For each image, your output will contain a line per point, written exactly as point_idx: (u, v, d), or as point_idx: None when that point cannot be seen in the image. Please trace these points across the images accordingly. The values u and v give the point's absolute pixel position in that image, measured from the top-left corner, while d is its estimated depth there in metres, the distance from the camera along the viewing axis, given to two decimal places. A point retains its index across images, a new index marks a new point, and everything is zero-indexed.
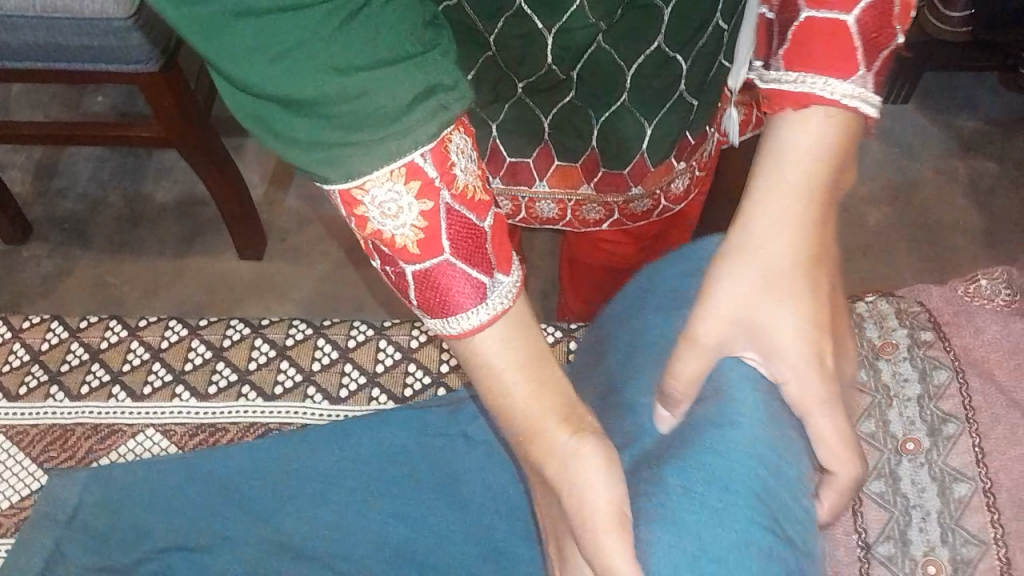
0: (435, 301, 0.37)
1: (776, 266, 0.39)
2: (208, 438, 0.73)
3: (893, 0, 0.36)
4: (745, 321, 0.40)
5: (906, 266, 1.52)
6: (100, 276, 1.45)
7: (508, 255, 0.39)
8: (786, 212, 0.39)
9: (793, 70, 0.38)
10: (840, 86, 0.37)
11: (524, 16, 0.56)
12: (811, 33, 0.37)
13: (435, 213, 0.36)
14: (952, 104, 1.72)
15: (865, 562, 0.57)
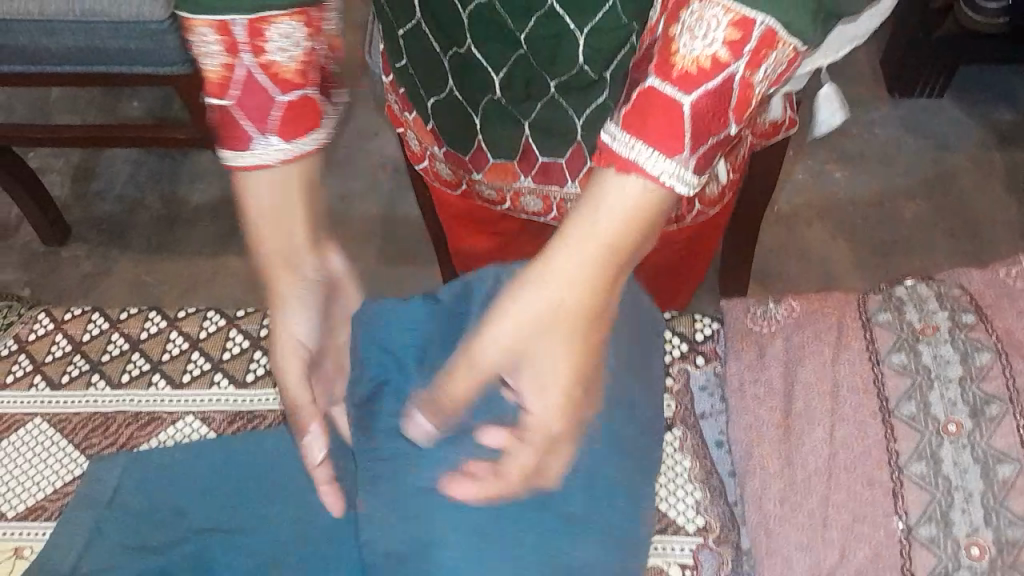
0: (230, 136, 0.46)
1: (533, 305, 0.35)
2: (247, 424, 0.73)
3: (732, 91, 0.34)
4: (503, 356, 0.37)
5: (944, 260, 1.50)
6: (138, 276, 1.50)
7: (300, 130, 0.46)
8: (571, 258, 0.34)
9: (628, 132, 0.35)
10: (662, 162, 0.34)
11: (556, 16, 0.57)
12: (653, 103, 0.34)
13: (235, 68, 0.44)
14: (988, 94, 1.70)
15: (905, 544, 0.56)
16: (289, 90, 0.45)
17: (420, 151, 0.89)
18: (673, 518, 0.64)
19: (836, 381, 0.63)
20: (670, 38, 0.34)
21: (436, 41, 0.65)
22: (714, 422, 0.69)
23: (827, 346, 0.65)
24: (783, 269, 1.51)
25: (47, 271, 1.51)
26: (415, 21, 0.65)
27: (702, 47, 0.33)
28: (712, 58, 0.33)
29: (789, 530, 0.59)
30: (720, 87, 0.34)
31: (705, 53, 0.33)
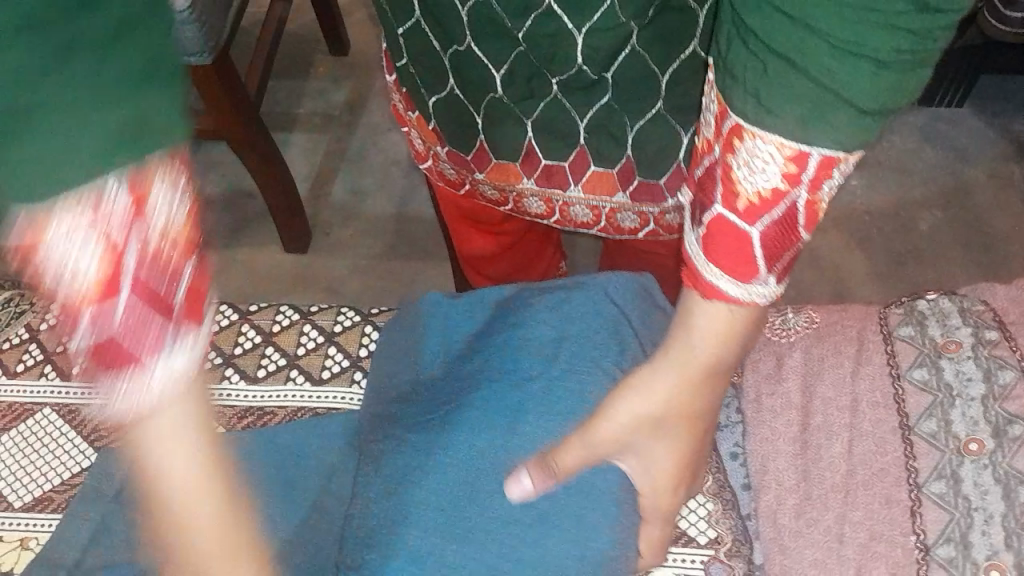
0: (105, 368, 0.33)
1: (647, 412, 0.47)
2: (256, 420, 0.74)
3: (796, 219, 0.39)
4: (621, 444, 0.50)
5: (963, 272, 1.48)
6: None
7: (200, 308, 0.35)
8: (669, 383, 0.46)
9: (709, 260, 0.41)
10: (743, 288, 0.41)
11: (553, 15, 0.56)
12: (720, 230, 0.40)
13: (104, 307, 0.31)
14: (1008, 106, 1.68)
15: (923, 564, 0.55)
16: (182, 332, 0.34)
17: (425, 152, 0.89)
18: (684, 529, 0.62)
19: (856, 396, 0.63)
20: (729, 171, 0.38)
21: (433, 36, 0.64)
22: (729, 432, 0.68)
23: (845, 360, 0.65)
24: (797, 278, 1.50)
25: None
26: (414, 17, 0.64)
27: (760, 184, 0.38)
28: (771, 189, 0.38)
29: (803, 546, 0.58)
30: (783, 215, 0.38)
31: (764, 187, 0.38)
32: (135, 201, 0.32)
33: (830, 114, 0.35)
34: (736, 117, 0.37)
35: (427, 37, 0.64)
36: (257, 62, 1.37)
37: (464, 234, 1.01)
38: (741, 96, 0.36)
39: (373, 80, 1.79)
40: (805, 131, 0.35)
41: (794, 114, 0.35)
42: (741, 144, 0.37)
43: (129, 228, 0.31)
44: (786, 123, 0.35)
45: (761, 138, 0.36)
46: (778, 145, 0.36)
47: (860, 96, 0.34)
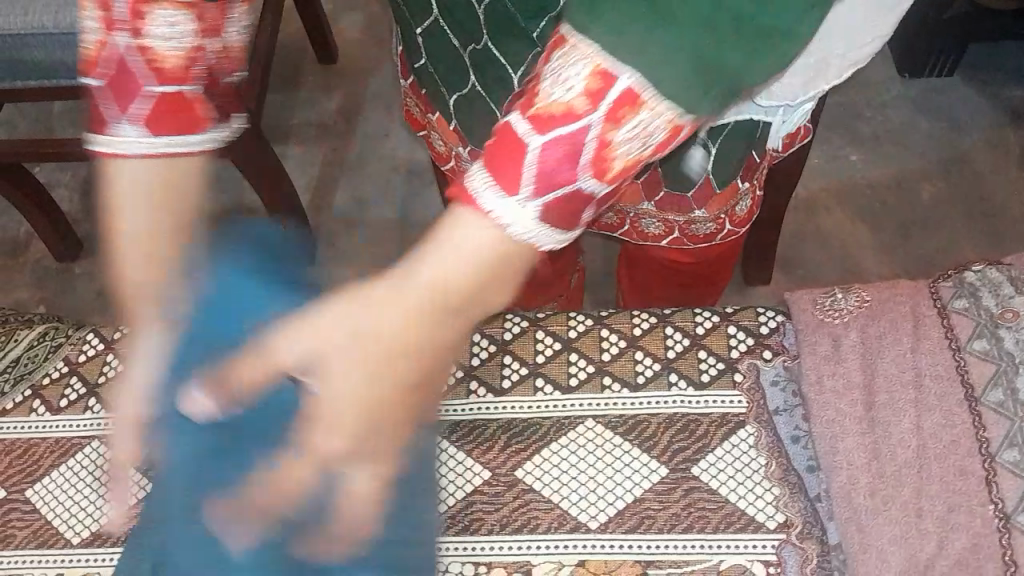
0: (99, 121, 0.44)
1: (365, 332, 0.36)
2: None
3: (586, 132, 0.33)
4: (307, 372, 0.37)
5: (964, 240, 1.51)
6: None
7: (197, 119, 0.43)
8: (392, 304, 0.36)
9: (483, 167, 0.35)
10: (507, 205, 0.34)
11: (562, 18, 0.59)
12: (503, 133, 0.34)
13: (108, 46, 0.41)
14: (998, 73, 1.70)
15: (1005, 531, 0.57)
16: (171, 85, 0.42)
17: (446, 153, 0.89)
18: (752, 516, 0.65)
19: (920, 370, 0.64)
20: (539, 78, 0.34)
21: (457, 33, 0.68)
22: (787, 416, 0.69)
23: (903, 337, 0.66)
24: (803, 255, 1.51)
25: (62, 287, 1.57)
26: (433, 15, 0.68)
27: (566, 90, 0.33)
28: (568, 105, 0.33)
29: (882, 523, 0.58)
30: (570, 135, 0.33)
31: (564, 99, 0.33)
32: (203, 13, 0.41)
33: (655, 44, 0.31)
34: (565, 24, 0.33)
35: (453, 36, 0.69)
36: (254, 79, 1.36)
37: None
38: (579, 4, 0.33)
39: (363, 87, 1.79)
40: (628, 51, 0.31)
41: (614, 24, 0.31)
42: (562, 47, 0.33)
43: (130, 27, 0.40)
44: (604, 35, 0.31)
45: (583, 45, 0.32)
46: (591, 61, 0.32)
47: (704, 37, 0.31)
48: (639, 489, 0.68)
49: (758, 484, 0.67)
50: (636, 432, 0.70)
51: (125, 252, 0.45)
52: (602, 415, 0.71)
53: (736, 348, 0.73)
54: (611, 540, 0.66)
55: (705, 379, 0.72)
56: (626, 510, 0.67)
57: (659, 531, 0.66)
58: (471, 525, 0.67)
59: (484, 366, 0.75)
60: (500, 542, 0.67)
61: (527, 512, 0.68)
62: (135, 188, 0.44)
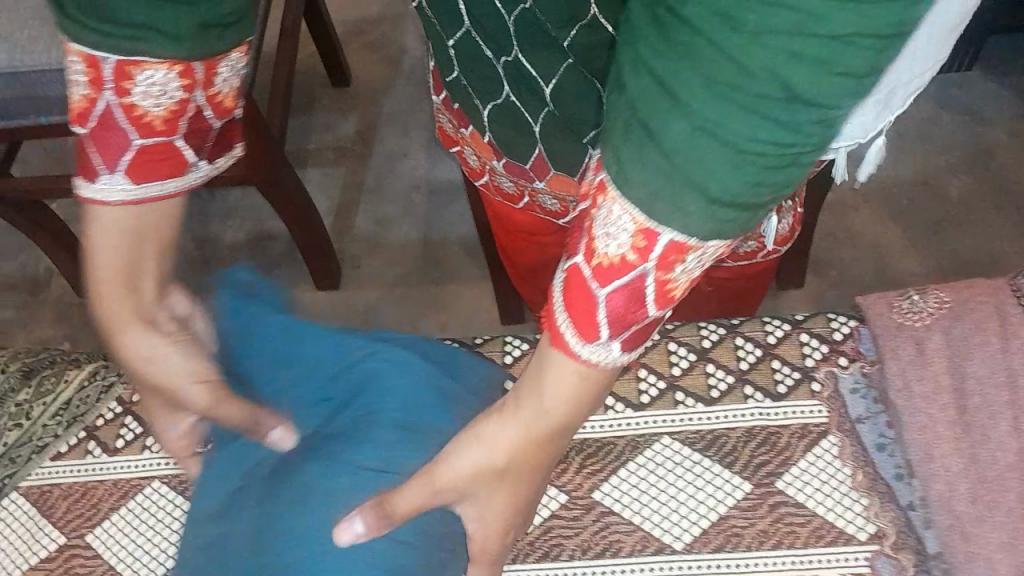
0: (140, 170, 0.50)
1: (490, 461, 0.45)
2: None
3: (643, 287, 0.36)
4: (464, 489, 0.48)
5: (998, 234, 1.49)
6: None
7: (142, 170, 0.50)
8: (514, 430, 0.44)
9: (564, 311, 0.39)
10: (587, 346, 0.39)
11: (598, 27, 0.58)
12: (576, 283, 0.38)
13: (97, 101, 0.48)
14: (1018, 65, 1.69)
15: None
16: (157, 135, 0.49)
17: (480, 168, 0.88)
18: (843, 529, 0.63)
19: (1011, 370, 0.63)
20: (591, 228, 0.36)
21: (488, 48, 0.66)
22: (870, 424, 0.67)
23: (991, 337, 0.65)
24: (834, 256, 1.50)
25: (86, 323, 1.57)
26: (463, 27, 0.66)
27: (616, 245, 0.35)
28: (623, 256, 0.35)
29: (986, 530, 0.59)
30: (632, 283, 0.36)
31: (616, 252, 0.35)
32: (187, 70, 0.47)
33: (684, 198, 0.32)
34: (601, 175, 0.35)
35: (482, 51, 0.67)
36: (277, 106, 1.36)
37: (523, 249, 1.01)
38: (612, 158, 0.34)
39: (379, 108, 1.79)
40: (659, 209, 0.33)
41: (649, 186, 0.33)
42: (604, 202, 0.35)
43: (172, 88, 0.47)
44: (644, 196, 0.33)
45: (623, 205, 0.34)
46: (632, 217, 0.34)
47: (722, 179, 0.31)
48: (724, 506, 0.66)
49: (845, 495, 0.65)
50: (715, 448, 0.68)
51: (102, 295, 0.53)
52: (679, 431, 0.69)
53: (811, 356, 0.71)
54: (699, 560, 0.64)
55: (781, 391, 0.70)
56: (710, 529, 0.65)
57: (748, 548, 0.64)
58: (551, 551, 0.65)
59: None
60: (583, 567, 0.64)
61: (608, 535, 0.65)
62: (104, 230, 0.51)
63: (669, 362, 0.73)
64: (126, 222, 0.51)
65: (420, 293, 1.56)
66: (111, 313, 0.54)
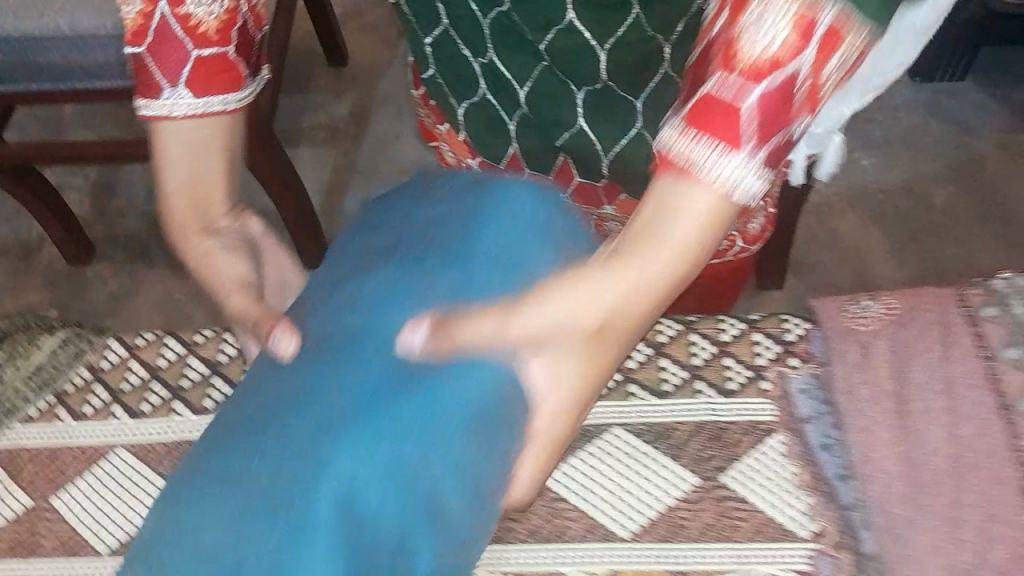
0: (198, 82, 0.53)
1: (602, 302, 0.41)
2: None
3: (793, 87, 0.38)
4: (548, 332, 0.43)
5: (980, 244, 1.50)
6: (168, 292, 1.56)
7: (202, 82, 0.54)
8: (611, 284, 0.41)
9: (688, 130, 0.39)
10: (736, 165, 0.38)
11: (576, 32, 0.61)
12: (708, 108, 0.38)
13: (151, 15, 0.52)
14: (1009, 78, 1.70)
15: None
16: (210, 45, 0.53)
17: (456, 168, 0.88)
18: (785, 525, 0.64)
19: (951, 380, 0.66)
20: (737, 22, 0.38)
21: (464, 47, 0.66)
22: (818, 424, 0.68)
23: (933, 343, 0.69)
24: (816, 260, 1.50)
25: (74, 290, 1.59)
26: (442, 27, 0.66)
27: (773, 41, 0.37)
28: (773, 56, 0.37)
29: (919, 533, 0.60)
30: (781, 84, 0.38)
31: (768, 46, 0.37)
32: None
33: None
34: None
35: (457, 48, 0.67)
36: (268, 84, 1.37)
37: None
38: None
39: (374, 91, 1.80)
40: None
41: None
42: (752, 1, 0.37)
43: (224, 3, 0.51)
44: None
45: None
46: (788, 14, 0.36)
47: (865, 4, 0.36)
48: (669, 495, 0.67)
49: (790, 494, 0.65)
50: (664, 440, 0.70)
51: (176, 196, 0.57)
52: (630, 423, 0.71)
53: (762, 356, 0.73)
54: (643, 550, 0.64)
55: (731, 388, 0.72)
56: (657, 520, 0.66)
57: (690, 539, 0.65)
58: (500, 534, 0.67)
59: None
60: (530, 550, 0.66)
61: (556, 519, 0.67)
62: (175, 134, 0.55)
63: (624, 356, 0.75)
64: (190, 137, 0.55)
65: None
66: (174, 217, 0.57)
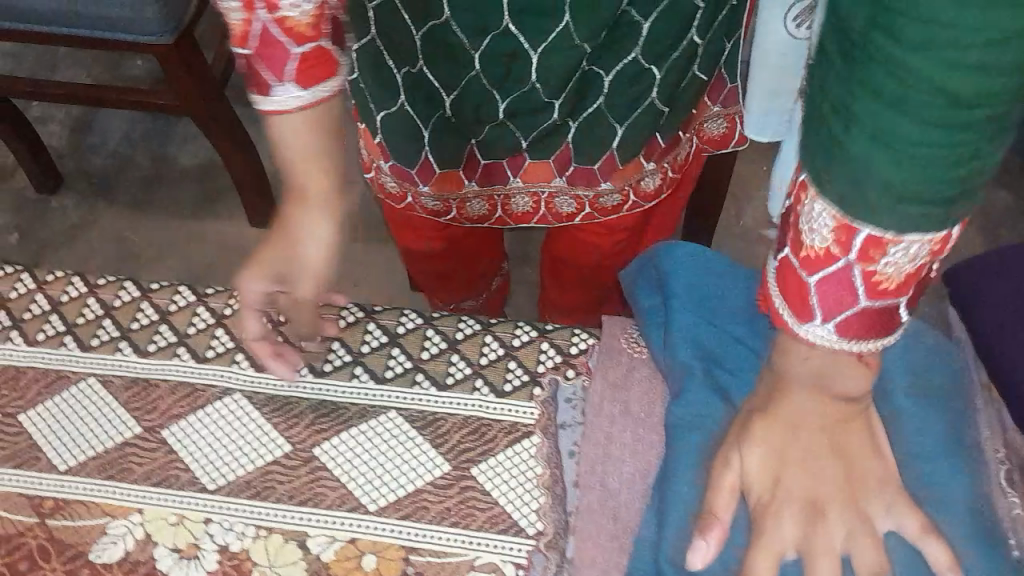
0: (260, 84, 0.62)
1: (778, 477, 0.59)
2: (141, 391, 0.78)
3: (855, 286, 0.48)
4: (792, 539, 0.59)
5: None
6: (121, 231, 1.66)
7: (308, 78, 0.62)
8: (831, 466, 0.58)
9: (802, 322, 0.51)
10: (854, 343, 0.51)
11: (504, 38, 0.84)
12: (787, 280, 0.51)
13: (251, 22, 0.58)
14: None
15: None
16: (307, 42, 0.60)
17: (370, 164, 1.10)
18: (514, 520, 0.71)
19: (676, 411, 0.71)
20: (800, 228, 0.49)
21: (406, 15, 0.84)
22: (570, 431, 0.75)
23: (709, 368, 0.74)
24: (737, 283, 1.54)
25: (37, 217, 1.68)
26: (416, 19, 0.84)
27: (821, 239, 0.48)
28: (825, 248, 0.48)
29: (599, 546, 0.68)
30: (837, 272, 0.48)
31: (822, 245, 0.48)
32: None
33: (921, 201, 0.44)
34: (862, 223, 0.46)
35: (402, 16, 0.84)
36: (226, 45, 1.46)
37: (413, 234, 1.21)
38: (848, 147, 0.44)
39: None
40: (906, 216, 0.44)
41: (849, 191, 0.45)
42: (807, 198, 0.48)
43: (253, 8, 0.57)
44: (894, 221, 0.45)
45: (902, 237, 0.45)
46: (829, 213, 0.47)
47: (892, 218, 0.44)
48: (420, 480, 0.73)
49: (526, 491, 0.72)
50: (431, 428, 0.75)
51: (307, 165, 0.67)
52: (405, 408, 0.76)
53: (542, 363, 0.79)
54: (383, 523, 0.72)
55: (506, 389, 0.77)
56: (404, 498, 0.73)
57: (428, 521, 0.72)
58: (262, 491, 0.73)
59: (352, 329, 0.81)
60: (283, 510, 0.72)
61: (314, 486, 0.73)
62: (289, 131, 0.65)
63: (422, 346, 0.81)
64: (303, 131, 0.65)
65: (342, 244, 1.64)
66: (303, 172, 0.68)
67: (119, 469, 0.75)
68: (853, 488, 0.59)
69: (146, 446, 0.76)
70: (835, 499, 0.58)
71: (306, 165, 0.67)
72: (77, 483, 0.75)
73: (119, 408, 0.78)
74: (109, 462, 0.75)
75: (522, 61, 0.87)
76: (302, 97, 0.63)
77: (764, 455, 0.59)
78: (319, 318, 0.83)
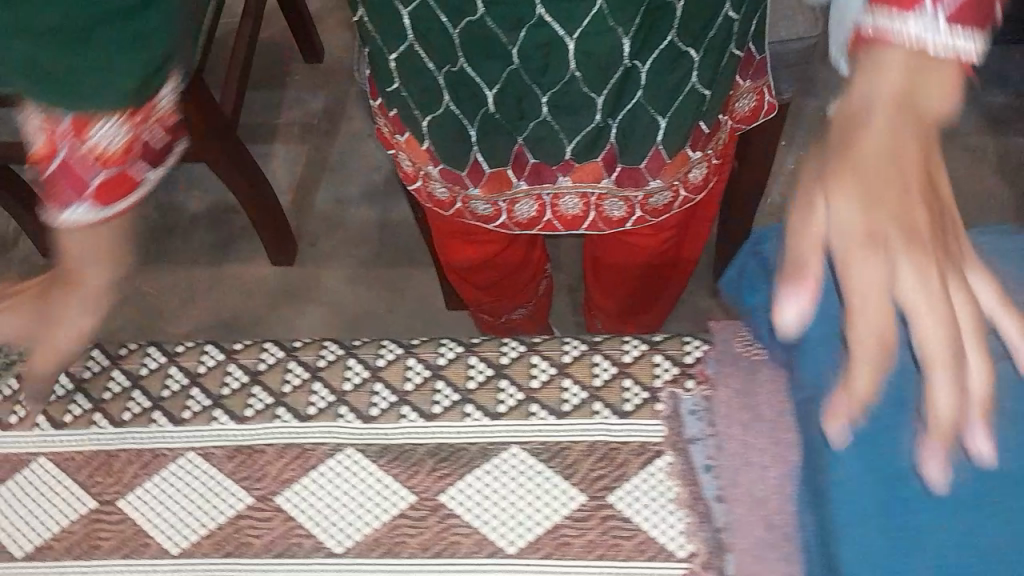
0: (53, 195, 0.58)
1: (864, 217, 0.45)
2: (247, 459, 0.74)
3: None
4: (884, 312, 0.44)
5: None
6: (138, 286, 1.60)
7: (108, 198, 0.58)
8: (913, 158, 0.47)
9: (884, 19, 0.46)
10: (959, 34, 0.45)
11: (542, 26, 0.72)
12: None
13: (55, 149, 0.56)
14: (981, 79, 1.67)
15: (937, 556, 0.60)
16: (112, 168, 0.57)
17: (415, 172, 1.00)
18: (663, 544, 0.68)
19: None
20: None
21: (443, 13, 0.73)
22: (702, 445, 0.71)
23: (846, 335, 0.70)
24: None
25: None
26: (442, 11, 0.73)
27: None
28: None
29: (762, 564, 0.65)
30: None
31: None
32: (133, 113, 0.56)
33: None
34: None
35: (436, 13, 0.73)
36: (232, 80, 1.41)
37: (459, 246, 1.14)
38: None
39: (348, 85, 1.80)
40: None
41: None
42: None
43: (68, 138, 0.55)
44: None
45: None
46: None
47: None
48: (557, 514, 0.70)
49: (670, 513, 0.69)
50: (558, 459, 0.72)
51: (84, 301, 0.61)
52: (527, 441, 0.73)
53: (660, 377, 0.76)
54: (527, 565, 0.68)
55: (627, 408, 0.74)
56: (544, 535, 0.69)
57: (574, 557, 0.68)
58: (394, 547, 0.70)
59: (455, 364, 0.78)
60: (420, 564, 0.69)
61: (448, 535, 0.70)
62: (81, 254, 0.60)
63: (530, 374, 0.78)
64: (87, 242, 0.59)
65: (371, 274, 1.59)
66: (94, 279, 0.60)
67: (237, 545, 0.71)
68: (950, 245, 0.47)
69: (262, 516, 0.72)
70: (906, 233, 0.45)
71: (100, 280, 0.60)
72: (195, 565, 0.70)
73: (226, 480, 0.74)
74: (226, 538, 0.71)
75: (560, 52, 0.74)
76: (105, 215, 0.58)
77: (859, 193, 0.45)
78: (417, 357, 0.80)
